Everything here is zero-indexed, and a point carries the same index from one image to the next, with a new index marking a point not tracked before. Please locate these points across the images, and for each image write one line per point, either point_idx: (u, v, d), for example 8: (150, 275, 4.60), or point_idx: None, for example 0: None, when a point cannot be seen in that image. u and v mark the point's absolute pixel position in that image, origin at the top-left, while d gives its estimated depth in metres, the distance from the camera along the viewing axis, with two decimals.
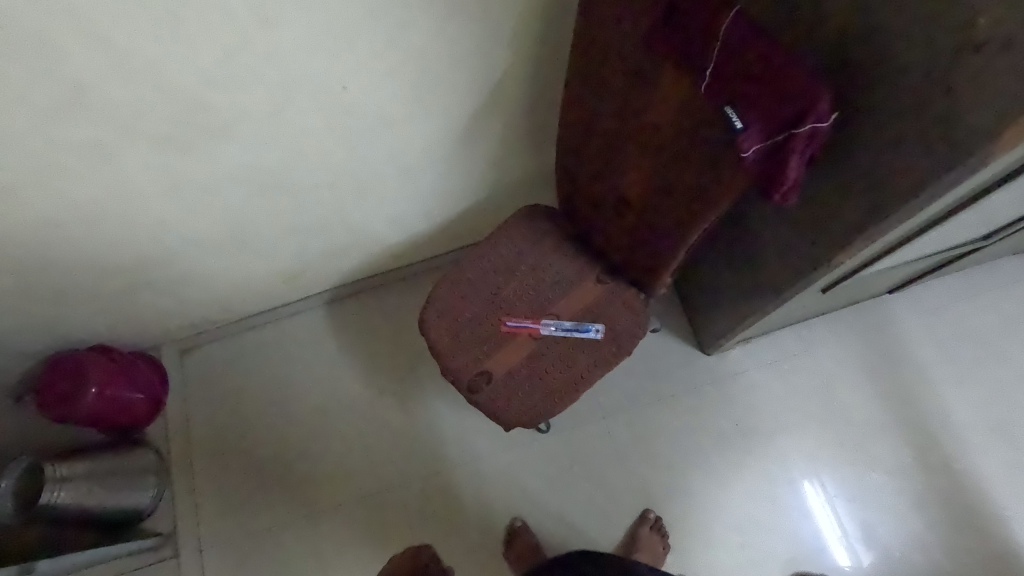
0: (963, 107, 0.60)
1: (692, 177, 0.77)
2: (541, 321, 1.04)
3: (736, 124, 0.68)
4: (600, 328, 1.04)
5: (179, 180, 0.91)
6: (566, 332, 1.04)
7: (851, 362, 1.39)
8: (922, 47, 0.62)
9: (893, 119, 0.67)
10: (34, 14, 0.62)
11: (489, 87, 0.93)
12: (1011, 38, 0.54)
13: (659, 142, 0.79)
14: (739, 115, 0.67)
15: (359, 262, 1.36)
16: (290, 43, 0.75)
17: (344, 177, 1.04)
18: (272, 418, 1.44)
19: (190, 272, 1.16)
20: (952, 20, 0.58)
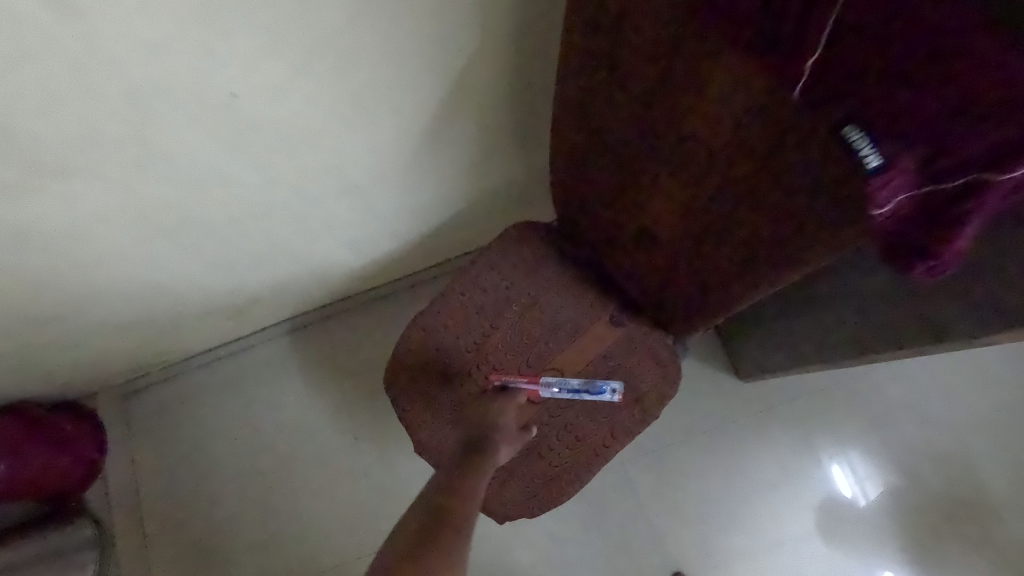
0: None
1: (764, 213, 0.55)
2: (541, 382, 0.80)
3: (871, 164, 0.45)
4: (618, 389, 0.80)
5: (38, 237, 0.66)
6: (576, 395, 0.79)
7: (923, 386, 1.13)
8: None
9: None
10: None
11: (456, 75, 0.67)
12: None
13: (707, 160, 0.55)
14: (875, 151, 0.44)
15: (318, 289, 1.11)
16: (133, 40, 0.49)
17: (276, 206, 0.79)
18: (234, 472, 1.23)
19: (101, 323, 0.93)
20: None
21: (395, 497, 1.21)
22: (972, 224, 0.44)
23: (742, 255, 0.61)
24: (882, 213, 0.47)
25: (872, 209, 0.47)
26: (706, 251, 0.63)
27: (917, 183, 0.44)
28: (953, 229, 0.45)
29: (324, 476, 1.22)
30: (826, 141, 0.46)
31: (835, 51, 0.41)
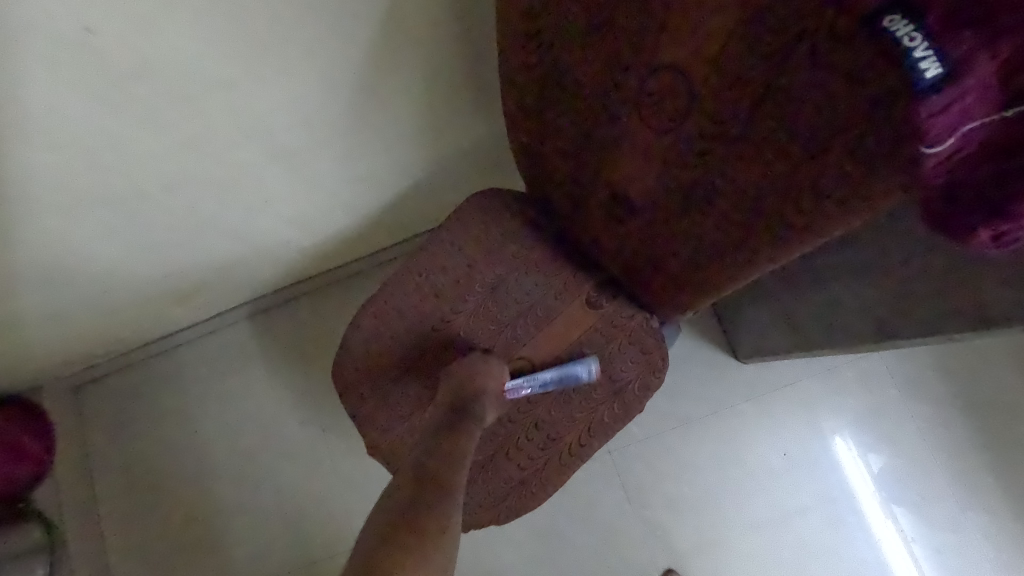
0: None
1: (762, 167, 0.45)
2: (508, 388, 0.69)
3: (928, 78, 0.32)
4: (592, 364, 0.69)
5: None
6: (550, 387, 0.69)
7: (940, 364, 1.03)
8: None
9: None
10: None
11: (391, 8, 0.56)
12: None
13: (687, 98, 0.45)
14: (937, 58, 0.31)
15: (270, 269, 1.00)
16: None
17: (192, 173, 0.68)
18: (193, 467, 1.15)
19: (14, 312, 0.82)
20: None
21: (366, 491, 1.13)
22: None
23: (730, 220, 0.50)
24: (936, 152, 0.35)
25: (926, 143, 0.34)
26: (693, 217, 0.53)
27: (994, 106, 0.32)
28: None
29: (290, 471, 1.14)
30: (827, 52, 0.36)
31: None
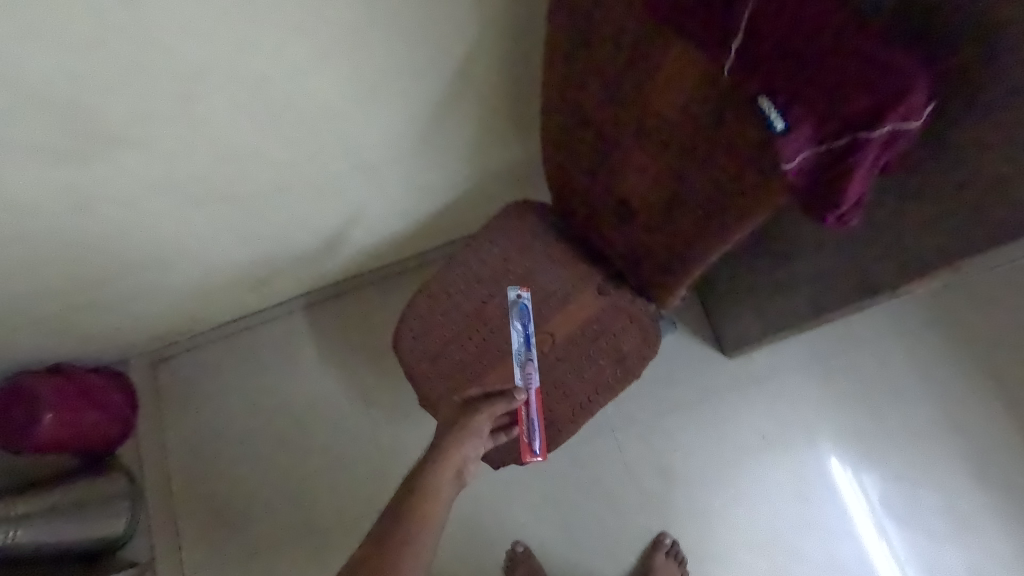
0: None
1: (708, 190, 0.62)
2: (527, 372, 0.87)
3: (776, 124, 0.51)
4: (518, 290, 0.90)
5: (92, 198, 0.77)
6: (530, 332, 0.88)
7: (899, 365, 1.20)
8: None
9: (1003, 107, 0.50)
10: None
11: (459, 61, 0.76)
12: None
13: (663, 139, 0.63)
14: (779, 113, 0.51)
15: (333, 264, 1.20)
16: (184, 18, 0.59)
17: (296, 178, 0.88)
18: (252, 434, 1.33)
19: (136, 287, 1.03)
20: None
21: (400, 460, 1.30)
22: (856, 184, 0.52)
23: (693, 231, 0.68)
24: (789, 169, 0.53)
25: (782, 164, 0.52)
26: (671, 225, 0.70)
27: (817, 143, 0.51)
28: (844, 189, 0.53)
29: (336, 439, 1.32)
30: (750, 112, 0.53)
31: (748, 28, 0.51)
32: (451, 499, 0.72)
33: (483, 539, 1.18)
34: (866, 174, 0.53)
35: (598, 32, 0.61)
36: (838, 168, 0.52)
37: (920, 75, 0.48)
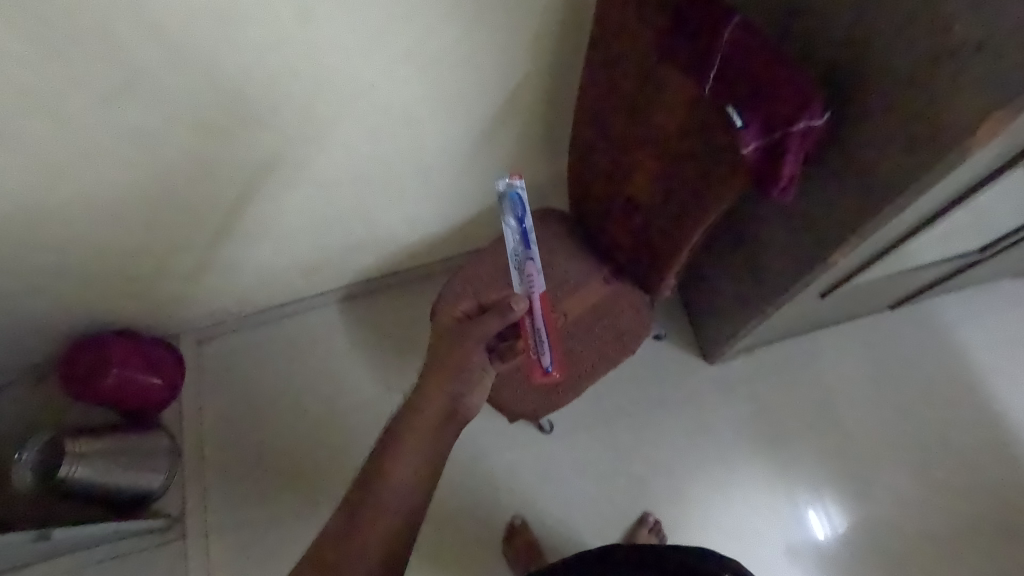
0: (941, 102, 0.61)
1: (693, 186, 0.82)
2: (527, 275, 0.78)
3: (737, 123, 0.71)
4: (509, 179, 0.75)
5: (212, 169, 0.97)
6: (526, 228, 0.77)
7: (852, 378, 1.39)
8: (901, 53, 0.63)
9: (875, 132, 0.69)
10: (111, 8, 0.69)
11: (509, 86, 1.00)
12: (985, 39, 0.55)
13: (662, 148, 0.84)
14: (739, 115, 0.71)
15: (373, 258, 1.41)
16: (327, 39, 0.82)
17: (366, 171, 1.10)
18: (280, 409, 1.47)
19: (214, 260, 1.21)
20: (927, 25, 0.60)
21: None
22: (788, 166, 0.71)
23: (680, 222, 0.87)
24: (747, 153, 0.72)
25: (740, 150, 0.72)
26: (663, 217, 0.90)
27: (763, 137, 0.70)
28: (779, 170, 0.72)
29: (356, 418, 1.46)
30: (723, 119, 0.74)
31: (721, 56, 0.71)
32: (452, 442, 0.75)
33: (486, 509, 1.32)
34: (797, 159, 0.71)
35: (614, 68, 0.84)
36: (776, 153, 0.71)
37: (817, 93, 0.67)
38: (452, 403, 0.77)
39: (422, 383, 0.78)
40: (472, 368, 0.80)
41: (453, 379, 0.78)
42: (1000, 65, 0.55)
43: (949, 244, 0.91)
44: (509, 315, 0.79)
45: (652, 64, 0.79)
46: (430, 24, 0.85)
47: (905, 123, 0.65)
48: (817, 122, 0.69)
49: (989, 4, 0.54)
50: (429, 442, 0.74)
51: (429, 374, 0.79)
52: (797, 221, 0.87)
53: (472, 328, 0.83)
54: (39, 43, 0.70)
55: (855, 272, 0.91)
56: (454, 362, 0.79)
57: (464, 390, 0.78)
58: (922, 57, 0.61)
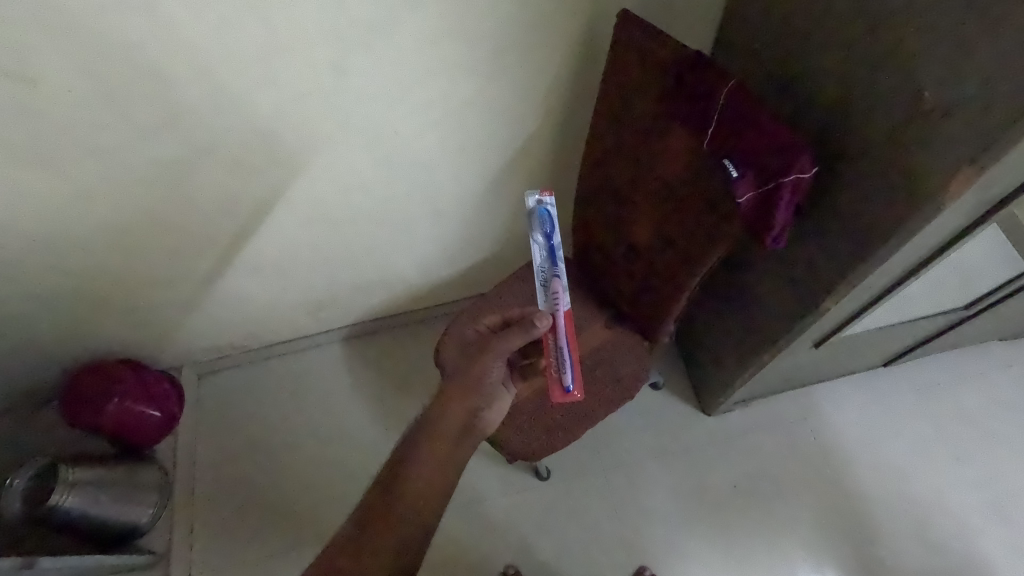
0: (918, 160, 0.67)
1: (690, 233, 0.87)
2: (553, 292, 0.83)
3: (732, 173, 0.77)
4: (538, 195, 0.84)
5: (238, 203, 1.03)
6: (554, 245, 0.84)
7: (848, 435, 1.40)
8: (881, 117, 0.70)
9: (859, 187, 0.75)
10: (167, 53, 0.76)
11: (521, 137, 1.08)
12: (952, 107, 0.62)
13: (662, 198, 0.90)
14: (735, 166, 0.77)
15: (381, 298, 1.44)
16: (358, 88, 0.89)
17: (381, 212, 1.16)
18: (276, 446, 1.46)
19: (227, 292, 1.25)
20: (903, 93, 0.67)
21: None
22: (780, 214, 0.77)
23: (677, 268, 0.91)
24: (742, 201, 0.78)
25: (736, 199, 0.77)
26: (662, 263, 0.95)
27: (756, 187, 0.77)
28: (772, 218, 0.78)
29: (352, 457, 1.45)
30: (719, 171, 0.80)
31: (718, 114, 0.78)
32: (468, 455, 0.77)
33: (479, 556, 1.29)
34: (789, 208, 0.78)
35: (620, 124, 0.91)
36: (770, 201, 0.77)
37: (805, 148, 0.73)
38: (470, 417, 0.80)
39: (443, 396, 0.81)
40: (492, 383, 0.84)
41: (472, 393, 0.82)
42: (967, 128, 0.61)
43: (933, 296, 0.96)
44: (532, 332, 0.82)
45: (655, 121, 0.87)
46: (451, 79, 0.92)
47: (886, 179, 0.71)
48: (807, 175, 0.75)
49: (954, 76, 0.61)
50: (451, 449, 0.77)
51: (450, 387, 0.83)
52: (790, 271, 0.92)
53: (495, 342, 0.86)
54: (95, 80, 0.76)
55: (846, 323, 0.95)
56: (475, 376, 0.83)
57: (483, 404, 0.82)
58: (899, 120, 0.68)
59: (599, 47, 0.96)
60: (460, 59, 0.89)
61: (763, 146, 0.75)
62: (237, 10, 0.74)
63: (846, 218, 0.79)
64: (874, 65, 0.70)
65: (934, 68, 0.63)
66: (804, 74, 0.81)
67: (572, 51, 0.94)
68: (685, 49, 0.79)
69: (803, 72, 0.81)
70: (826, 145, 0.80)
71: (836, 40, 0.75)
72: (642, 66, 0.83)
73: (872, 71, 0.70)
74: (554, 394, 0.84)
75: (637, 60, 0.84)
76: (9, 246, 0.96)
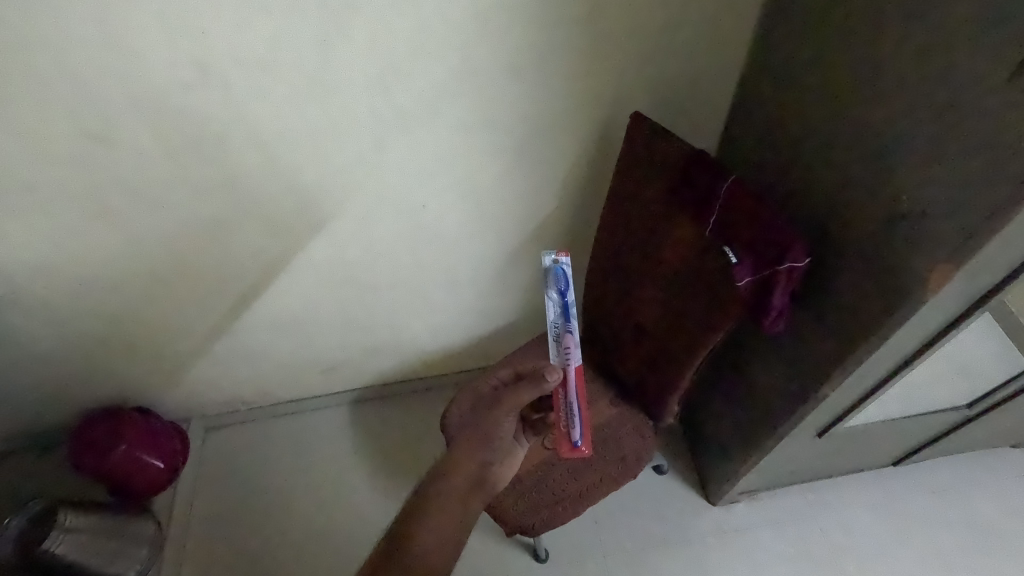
0: (900, 256, 0.73)
1: (694, 314, 0.91)
2: (565, 347, 0.85)
3: (732, 260, 0.83)
4: (553, 256, 0.87)
5: (271, 262, 1.11)
6: (567, 301, 0.86)
7: (859, 535, 1.35)
8: (867, 217, 0.77)
9: (852, 279, 0.81)
10: (232, 127, 0.86)
11: (538, 219, 1.16)
12: (927, 209, 0.69)
13: (667, 281, 0.96)
14: (735, 253, 0.83)
15: (392, 363, 1.48)
16: (394, 165, 0.98)
17: (401, 279, 1.23)
18: (272, 507, 1.44)
19: (246, 346, 1.30)
20: (883, 196, 0.74)
21: None
22: (776, 300, 0.82)
23: (681, 347, 0.95)
24: (742, 285, 0.82)
25: (734, 284, 0.82)
26: (666, 342, 0.98)
27: (754, 273, 0.82)
28: (769, 304, 0.83)
29: (347, 523, 1.42)
30: (721, 258, 0.85)
31: (719, 204, 0.84)
32: (480, 506, 0.80)
33: None
34: (785, 296, 0.83)
35: (630, 211, 0.99)
36: (767, 288, 0.82)
37: (797, 239, 0.78)
38: (483, 469, 0.84)
39: (456, 448, 0.86)
40: (505, 436, 0.89)
41: (484, 448, 0.87)
42: (939, 229, 0.67)
43: (932, 390, 0.98)
44: (544, 385, 0.86)
45: (661, 211, 0.94)
46: (478, 162, 1.02)
47: (875, 273, 0.77)
48: (800, 264, 0.79)
49: (925, 183, 0.68)
50: (462, 502, 0.80)
51: (465, 440, 0.88)
52: (791, 358, 0.96)
53: (509, 397, 0.91)
54: (166, 145, 0.86)
55: (847, 412, 0.96)
56: (488, 429, 0.89)
57: (493, 458, 0.86)
58: (882, 220, 0.75)
59: (613, 142, 1.05)
60: (487, 146, 0.99)
61: (761, 236, 0.80)
62: (297, 93, 0.84)
63: (842, 308, 0.83)
64: (858, 172, 0.78)
65: (908, 176, 0.70)
66: (798, 176, 0.89)
67: (587, 146, 1.04)
68: (690, 147, 0.87)
69: (797, 175, 0.90)
70: (820, 240, 0.86)
71: (826, 147, 0.83)
72: (650, 159, 0.92)
73: (856, 177, 0.78)
74: (563, 448, 0.86)
75: (645, 156, 0.93)
76: (56, 287, 1.03)
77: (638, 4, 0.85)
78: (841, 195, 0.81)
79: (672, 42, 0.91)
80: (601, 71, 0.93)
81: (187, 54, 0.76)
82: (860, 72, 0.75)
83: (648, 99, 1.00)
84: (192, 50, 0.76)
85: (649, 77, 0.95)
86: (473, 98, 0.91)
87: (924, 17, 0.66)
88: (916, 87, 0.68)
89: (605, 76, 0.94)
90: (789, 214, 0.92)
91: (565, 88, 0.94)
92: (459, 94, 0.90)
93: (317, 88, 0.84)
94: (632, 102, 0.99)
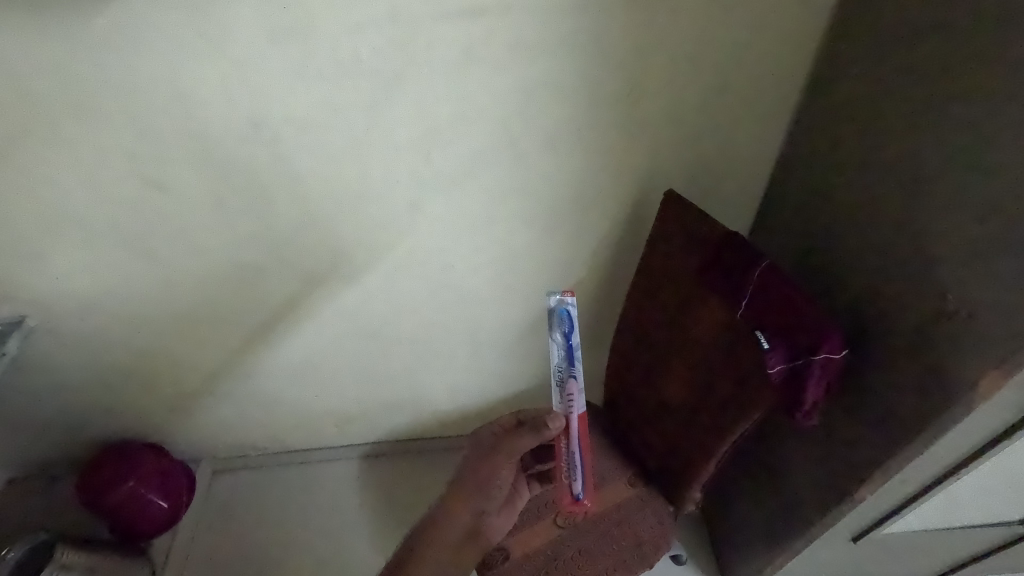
0: (947, 356, 0.69)
1: (718, 397, 0.89)
2: (567, 394, 0.77)
3: (763, 344, 0.80)
4: (560, 295, 0.77)
5: (296, 309, 1.11)
6: (572, 345, 0.76)
7: None
8: (911, 313, 0.74)
9: (893, 374, 0.77)
10: (277, 180, 0.90)
11: (565, 286, 1.15)
12: (973, 309, 0.66)
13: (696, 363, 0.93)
14: (767, 338, 0.80)
15: (407, 420, 1.45)
16: (428, 226, 1.00)
17: (424, 336, 1.22)
18: (269, 562, 1.38)
19: (263, 391, 1.29)
20: (928, 293, 0.72)
21: None
22: (810, 393, 0.78)
23: (710, 430, 0.90)
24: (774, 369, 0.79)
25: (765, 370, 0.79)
26: (693, 425, 0.94)
27: (787, 361, 0.78)
28: (801, 398, 0.79)
29: None
30: (752, 341, 0.83)
31: (751, 289, 0.83)
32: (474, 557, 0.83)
33: None
34: (820, 389, 0.78)
35: (659, 286, 0.98)
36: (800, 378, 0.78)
37: (834, 329, 0.75)
38: (477, 519, 0.83)
39: (448, 493, 0.83)
40: (501, 485, 0.85)
41: (479, 495, 0.83)
42: (990, 332, 0.64)
43: (980, 502, 0.90)
44: (545, 433, 0.79)
45: (693, 288, 0.92)
46: (511, 228, 1.02)
47: (918, 371, 0.73)
48: (837, 354, 0.76)
49: (974, 281, 0.66)
50: (454, 553, 0.81)
51: (456, 484, 0.84)
52: (826, 452, 0.90)
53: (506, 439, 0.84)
54: (212, 191, 0.90)
55: (885, 517, 0.89)
56: (483, 476, 0.84)
57: (489, 507, 0.84)
58: (928, 316, 0.72)
59: (647, 216, 1.05)
60: (520, 213, 1.01)
61: (797, 324, 0.77)
62: (340, 148, 0.87)
63: (882, 405, 0.79)
64: (903, 264, 0.75)
65: (956, 275, 0.68)
66: (840, 265, 0.87)
67: (620, 219, 1.05)
68: (723, 228, 0.87)
69: (838, 262, 0.87)
70: (859, 329, 0.83)
71: (868, 235, 0.81)
72: (683, 235, 0.91)
73: (901, 269, 0.76)
74: (564, 500, 0.83)
75: (678, 232, 0.92)
76: (89, 319, 1.05)
77: (678, 87, 0.87)
78: (884, 287, 0.78)
79: (712, 125, 0.93)
80: (639, 149, 0.94)
81: (244, 109, 0.81)
82: (905, 166, 0.74)
83: (684, 178, 1.00)
84: (250, 107, 0.80)
85: (686, 154, 0.96)
86: (511, 164, 0.93)
87: (971, 117, 0.66)
88: (962, 183, 0.67)
89: (642, 153, 0.95)
90: (828, 301, 0.90)
91: (601, 160, 0.95)
92: (498, 161, 0.92)
93: (361, 147, 0.87)
94: (668, 178, 1.00)
